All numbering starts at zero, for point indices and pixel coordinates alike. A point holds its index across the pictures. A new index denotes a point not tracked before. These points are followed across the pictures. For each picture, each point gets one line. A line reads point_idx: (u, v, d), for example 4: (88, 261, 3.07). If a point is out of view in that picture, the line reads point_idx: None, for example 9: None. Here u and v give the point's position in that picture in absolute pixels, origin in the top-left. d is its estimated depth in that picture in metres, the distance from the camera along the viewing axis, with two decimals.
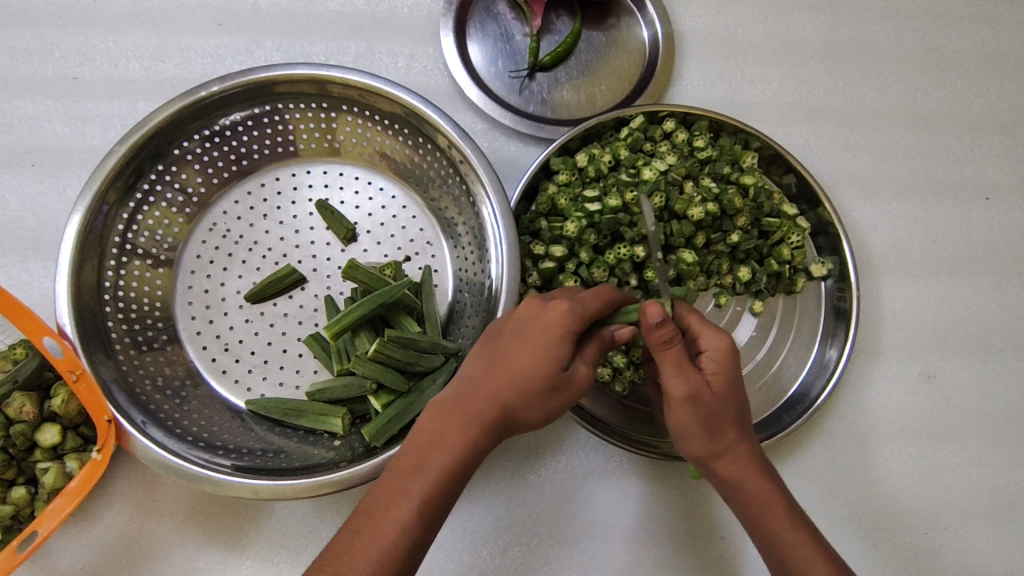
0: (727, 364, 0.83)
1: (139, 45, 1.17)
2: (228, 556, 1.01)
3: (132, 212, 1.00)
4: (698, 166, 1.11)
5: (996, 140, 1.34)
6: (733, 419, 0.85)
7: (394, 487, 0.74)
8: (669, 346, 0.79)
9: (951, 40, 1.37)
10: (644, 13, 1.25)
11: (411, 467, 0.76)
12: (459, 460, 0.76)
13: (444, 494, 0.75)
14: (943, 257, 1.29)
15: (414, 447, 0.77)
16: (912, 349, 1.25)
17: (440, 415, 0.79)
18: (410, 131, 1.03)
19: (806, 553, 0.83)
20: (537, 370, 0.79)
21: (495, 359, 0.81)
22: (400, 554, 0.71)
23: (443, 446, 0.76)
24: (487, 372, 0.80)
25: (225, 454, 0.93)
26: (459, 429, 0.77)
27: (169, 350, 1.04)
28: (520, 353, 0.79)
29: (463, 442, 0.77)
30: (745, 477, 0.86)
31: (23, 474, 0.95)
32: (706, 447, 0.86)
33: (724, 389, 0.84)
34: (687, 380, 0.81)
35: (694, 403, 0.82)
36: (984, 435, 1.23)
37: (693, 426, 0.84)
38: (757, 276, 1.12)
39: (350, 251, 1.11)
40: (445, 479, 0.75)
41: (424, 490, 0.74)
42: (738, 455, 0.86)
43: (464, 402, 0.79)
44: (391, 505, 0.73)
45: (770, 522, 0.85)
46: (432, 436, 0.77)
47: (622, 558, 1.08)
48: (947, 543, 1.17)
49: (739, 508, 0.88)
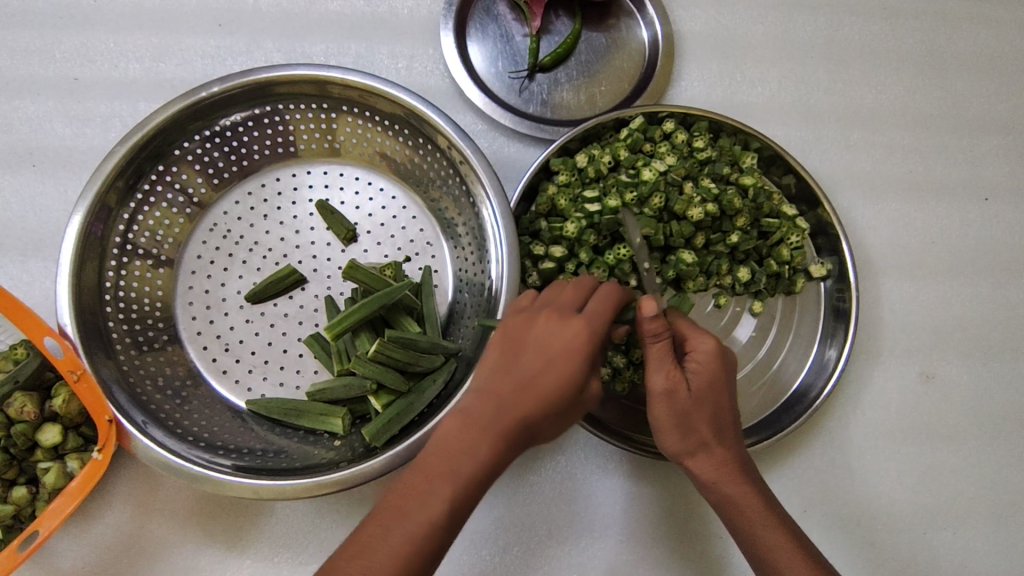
0: (712, 362, 0.85)
1: (139, 46, 1.17)
2: (229, 555, 1.01)
3: (132, 212, 1.00)
4: (697, 166, 1.11)
5: (996, 140, 1.35)
6: (712, 420, 0.86)
7: (415, 501, 0.73)
8: (657, 340, 0.83)
9: (950, 40, 1.37)
10: (644, 13, 1.25)
11: (432, 481, 0.74)
12: (484, 476, 0.75)
13: (464, 508, 0.74)
14: (942, 258, 1.29)
15: (435, 460, 0.75)
16: (911, 349, 1.25)
17: (464, 428, 0.76)
18: (410, 131, 1.03)
19: (784, 553, 0.85)
20: (565, 387, 0.79)
21: (523, 375, 0.79)
22: (417, 564, 0.70)
23: (470, 461, 0.74)
24: (516, 386, 0.78)
25: (225, 454, 0.93)
26: (487, 447, 0.75)
27: (169, 350, 1.04)
28: (549, 371, 0.79)
29: (491, 459, 0.75)
30: (724, 477, 0.87)
31: (24, 474, 0.96)
32: (684, 447, 0.88)
33: (707, 389, 0.85)
34: (666, 376, 0.84)
35: (672, 400, 0.85)
36: (984, 435, 1.23)
37: (670, 424, 0.86)
38: (757, 277, 1.12)
39: (350, 252, 1.11)
40: (468, 494, 0.74)
41: (447, 505, 0.73)
42: (715, 456, 0.87)
43: (495, 416, 0.77)
44: (412, 516, 0.72)
45: (749, 522, 0.87)
46: (455, 450, 0.75)
47: (622, 558, 1.08)
48: (946, 543, 1.17)
49: (719, 508, 0.90)
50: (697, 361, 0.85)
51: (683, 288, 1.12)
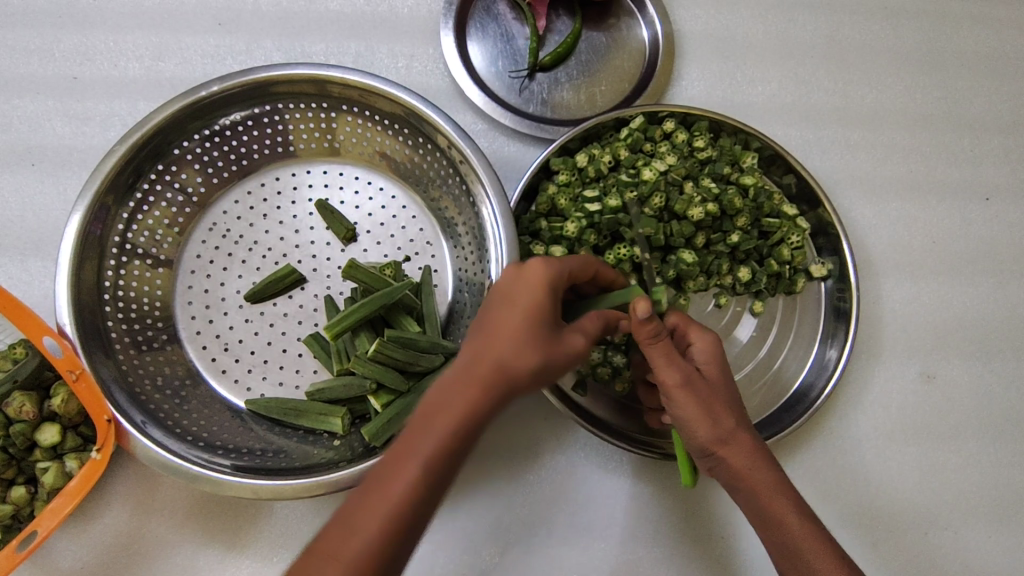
0: (716, 355, 0.86)
1: (139, 45, 1.17)
2: (228, 555, 1.01)
3: (131, 211, 1.00)
4: (698, 166, 1.11)
5: (996, 140, 1.34)
6: (732, 408, 0.86)
7: (391, 474, 0.65)
8: (658, 340, 0.80)
9: (950, 40, 1.37)
10: (644, 13, 1.25)
11: (408, 448, 0.66)
12: (457, 440, 0.66)
13: (441, 479, 0.66)
14: (943, 258, 1.29)
15: (411, 426, 0.67)
16: (911, 349, 1.24)
17: (442, 387, 0.69)
18: (410, 131, 1.03)
19: (812, 544, 0.84)
20: (534, 335, 0.71)
21: (495, 327, 0.72)
22: (395, 544, 0.63)
23: (440, 421, 0.66)
24: (488, 340, 0.70)
25: (225, 454, 0.93)
26: (462, 404, 0.67)
27: (169, 349, 1.04)
28: (518, 322, 0.71)
29: (464, 418, 0.66)
30: (753, 469, 0.86)
31: (23, 474, 0.95)
32: (713, 440, 0.85)
33: (719, 379, 0.86)
34: (681, 369, 0.83)
35: (694, 392, 0.83)
36: (985, 435, 1.23)
37: (696, 417, 0.84)
38: (757, 277, 1.12)
39: (350, 251, 1.11)
40: (445, 462, 0.65)
41: (422, 475, 0.64)
42: (744, 445, 0.86)
43: (466, 371, 0.69)
44: (389, 490, 0.64)
45: (776, 512, 0.86)
46: (431, 410, 0.67)
47: (622, 558, 1.08)
48: (946, 543, 1.17)
49: (746, 501, 0.88)
50: (704, 355, 0.86)
51: (684, 288, 1.12)
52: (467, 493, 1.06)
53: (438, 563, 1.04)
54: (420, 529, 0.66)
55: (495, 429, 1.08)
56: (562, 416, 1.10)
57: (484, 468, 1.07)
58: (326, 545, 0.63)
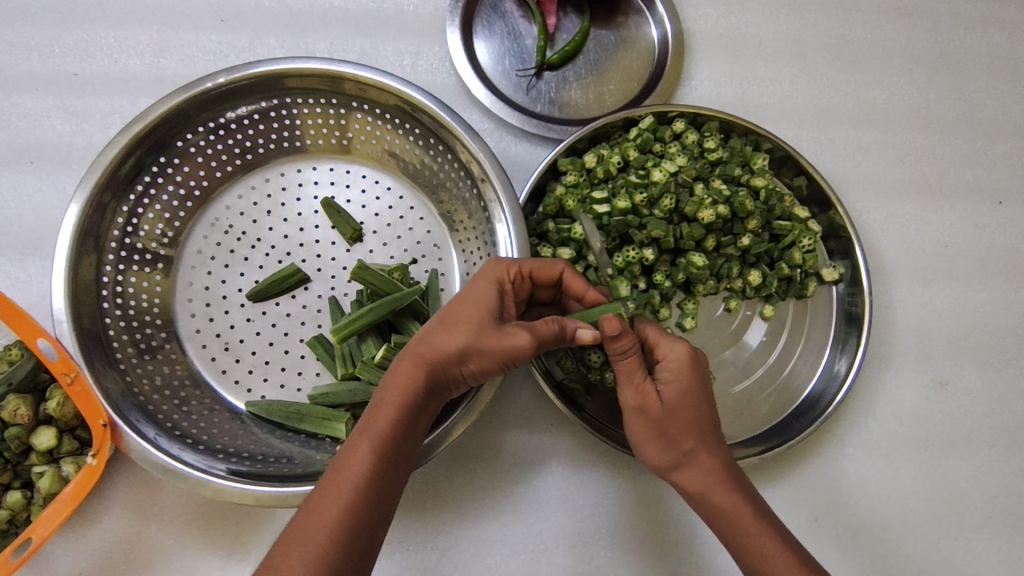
0: (679, 369, 0.83)
1: (140, 41, 1.15)
2: (228, 562, 0.99)
3: (132, 205, 0.98)
4: (708, 168, 1.08)
5: (1010, 143, 1.32)
6: (694, 428, 0.83)
7: (350, 450, 0.72)
8: (626, 356, 0.81)
9: (964, 41, 1.34)
10: (654, 12, 1.23)
11: (362, 427, 0.73)
12: (403, 415, 0.74)
13: (392, 452, 0.72)
14: (956, 263, 1.27)
15: (364, 412, 0.75)
16: (924, 356, 1.23)
17: (388, 373, 0.78)
18: (422, 131, 1.01)
19: (777, 559, 0.79)
20: (471, 320, 0.78)
21: (437, 317, 0.80)
22: (357, 517, 0.68)
23: (387, 401, 0.74)
24: (428, 330, 0.79)
25: (224, 458, 0.91)
26: (403, 383, 0.75)
27: (168, 348, 1.01)
28: (458, 310, 0.79)
29: (407, 394, 0.75)
30: (715, 487, 0.82)
31: (18, 478, 0.94)
32: (665, 458, 0.85)
33: (681, 398, 0.82)
34: (636, 389, 0.83)
35: (646, 414, 0.83)
36: (997, 443, 1.21)
37: (647, 438, 0.85)
38: (768, 280, 1.10)
39: (356, 252, 1.08)
40: (394, 436, 0.73)
41: (375, 447, 0.71)
42: (703, 465, 0.83)
43: (404, 357, 0.78)
44: (346, 465, 0.70)
45: (742, 533, 0.81)
46: (382, 391, 0.76)
47: (629, 567, 1.05)
48: (959, 553, 1.15)
49: (712, 522, 0.84)
50: (667, 371, 0.83)
51: (694, 291, 1.10)
52: (472, 499, 1.04)
53: (443, 569, 1.02)
54: (386, 502, 0.71)
55: (500, 434, 1.07)
56: (569, 421, 1.08)
57: (489, 474, 1.05)
58: (292, 528, 0.68)
